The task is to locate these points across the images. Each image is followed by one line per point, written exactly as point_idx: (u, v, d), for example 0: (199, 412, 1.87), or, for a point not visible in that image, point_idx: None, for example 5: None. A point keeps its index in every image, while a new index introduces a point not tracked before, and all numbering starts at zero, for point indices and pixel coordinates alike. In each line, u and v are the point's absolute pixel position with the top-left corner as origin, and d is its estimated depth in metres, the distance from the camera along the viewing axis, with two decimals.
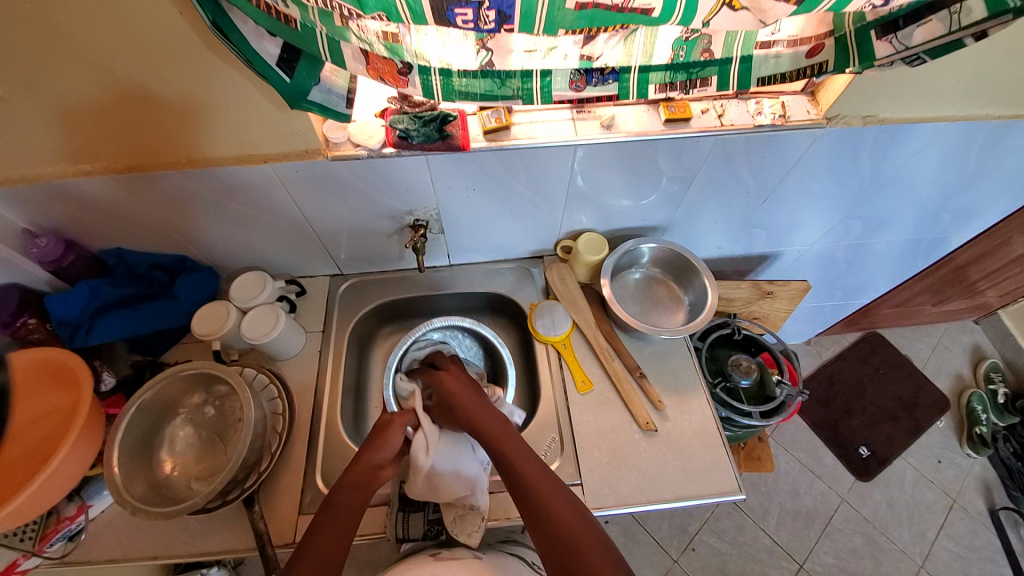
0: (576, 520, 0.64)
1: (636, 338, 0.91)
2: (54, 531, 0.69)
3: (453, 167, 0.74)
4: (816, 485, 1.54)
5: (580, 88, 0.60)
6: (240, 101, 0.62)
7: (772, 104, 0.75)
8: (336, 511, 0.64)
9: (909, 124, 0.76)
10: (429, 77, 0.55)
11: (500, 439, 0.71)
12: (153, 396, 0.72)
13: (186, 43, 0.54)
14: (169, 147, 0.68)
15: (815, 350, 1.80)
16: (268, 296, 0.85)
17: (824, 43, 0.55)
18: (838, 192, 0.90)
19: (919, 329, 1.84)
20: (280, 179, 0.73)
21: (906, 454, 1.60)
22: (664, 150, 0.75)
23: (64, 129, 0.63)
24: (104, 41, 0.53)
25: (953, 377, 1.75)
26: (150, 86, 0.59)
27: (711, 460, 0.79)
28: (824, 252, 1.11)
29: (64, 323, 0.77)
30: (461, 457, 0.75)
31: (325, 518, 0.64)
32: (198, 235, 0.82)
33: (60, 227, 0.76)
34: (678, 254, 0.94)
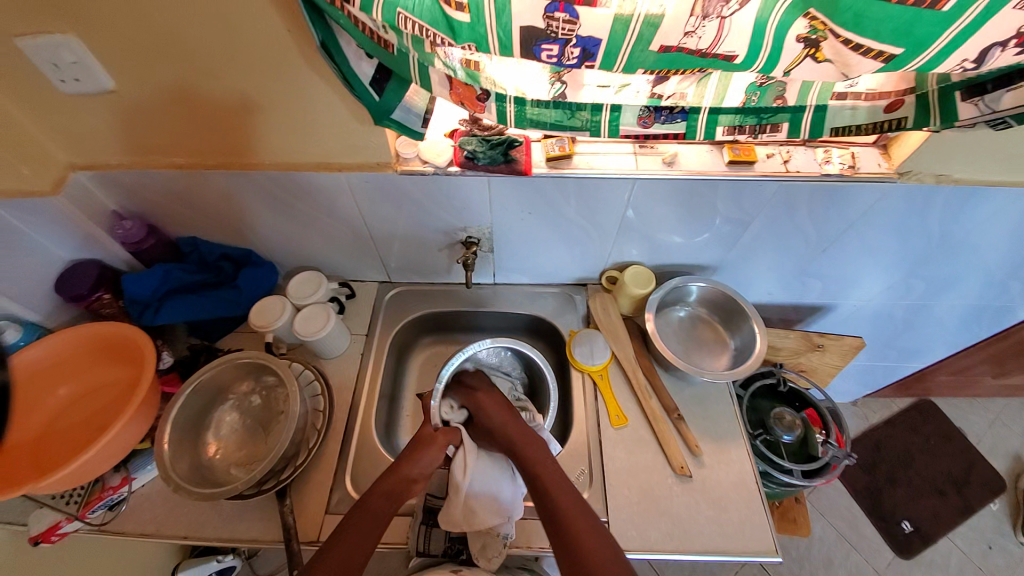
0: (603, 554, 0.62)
1: (676, 378, 0.90)
2: (97, 498, 0.73)
3: (512, 190, 0.76)
4: (853, 558, 1.43)
5: (648, 124, 0.61)
6: (324, 113, 0.67)
7: (841, 154, 0.74)
8: (364, 513, 0.66)
9: (984, 186, 0.73)
10: (504, 104, 0.58)
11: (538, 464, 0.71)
12: (207, 379, 0.75)
13: (289, 58, 0.59)
14: (252, 149, 0.73)
15: (860, 412, 1.70)
16: (321, 297, 0.88)
17: (904, 99, 0.55)
18: (902, 249, 0.87)
19: (978, 402, 1.71)
20: (348, 187, 0.77)
21: (957, 537, 1.48)
22: (724, 191, 0.75)
23: (167, 125, 0.69)
24: (218, 50, 0.58)
25: (1015, 459, 1.62)
26: (247, 93, 0.64)
27: (747, 514, 0.75)
28: (880, 309, 1.06)
29: (136, 301, 0.82)
30: (500, 484, 0.74)
31: (352, 518, 0.66)
32: (265, 231, 0.87)
33: (144, 213, 0.83)
34: (727, 296, 0.92)
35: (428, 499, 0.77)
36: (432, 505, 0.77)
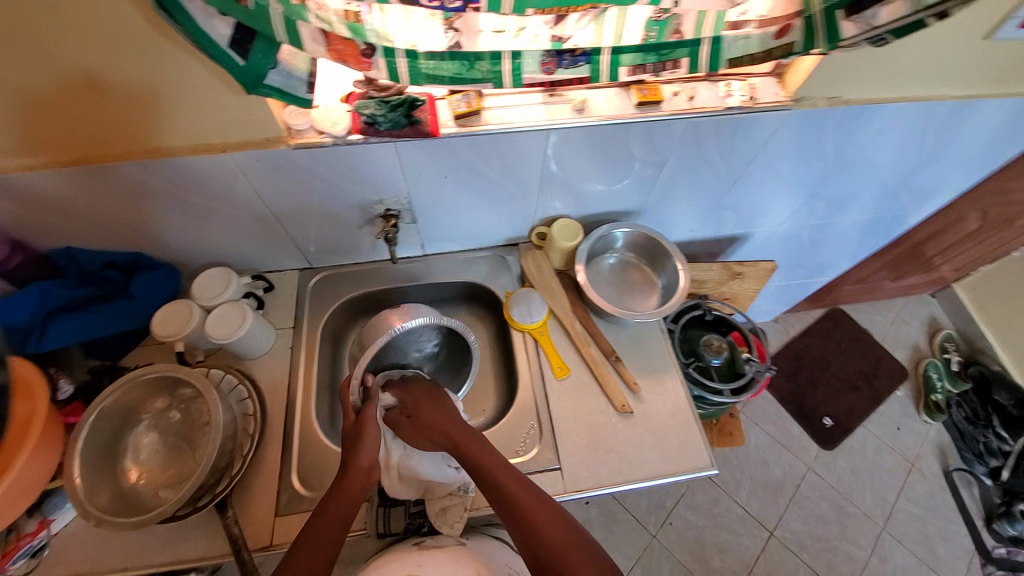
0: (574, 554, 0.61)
1: (612, 323, 0.92)
2: (14, 548, 0.65)
3: (422, 154, 0.71)
4: (785, 456, 1.60)
5: (552, 70, 0.58)
6: (192, 86, 0.58)
7: (741, 86, 0.75)
8: (323, 519, 0.63)
9: (869, 105, 0.78)
10: (395, 59, 0.53)
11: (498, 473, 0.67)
12: (111, 403, 0.68)
13: (135, 26, 0.50)
14: (123, 139, 0.63)
15: (783, 327, 1.87)
16: (233, 294, 0.81)
17: (792, 24, 0.56)
18: (805, 174, 0.92)
19: (879, 304, 1.93)
20: (239, 170, 0.69)
21: (868, 423, 1.69)
22: (637, 134, 0.75)
23: (3, 121, 0.58)
24: (36, 20, 0.48)
25: (910, 349, 1.85)
26: (95, 73, 0.54)
27: (687, 438, 0.81)
28: (791, 232, 1.14)
29: (14, 330, 0.71)
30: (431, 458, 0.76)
31: (311, 528, 0.62)
32: (154, 230, 0.77)
33: (2, 227, 0.71)
34: (651, 238, 0.95)
35: (382, 483, 0.77)
36: (388, 487, 0.76)
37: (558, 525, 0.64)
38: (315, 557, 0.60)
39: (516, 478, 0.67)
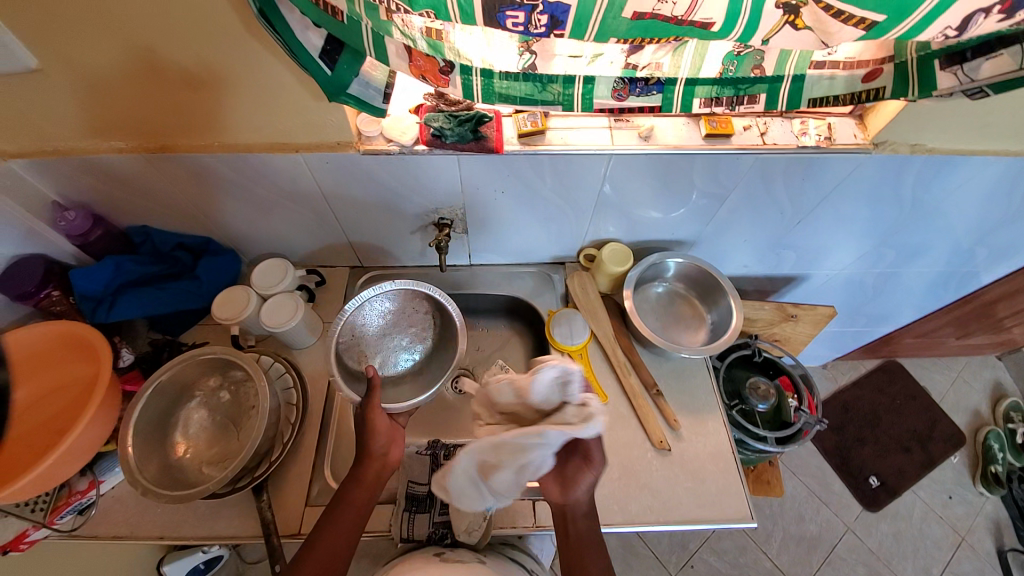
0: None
1: (654, 354, 0.90)
2: (65, 503, 0.69)
3: (483, 168, 0.72)
4: (823, 513, 1.51)
5: (622, 97, 0.58)
6: (276, 89, 0.62)
7: (817, 125, 0.72)
8: (343, 507, 0.65)
9: (955, 155, 0.73)
10: (470, 77, 0.54)
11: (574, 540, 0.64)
12: (169, 378, 0.72)
13: (231, 30, 0.54)
14: (200, 130, 0.68)
15: (830, 375, 1.76)
16: (288, 285, 0.85)
17: (882, 68, 0.54)
18: (874, 219, 0.87)
19: (939, 361, 1.79)
20: (309, 169, 0.72)
21: (919, 488, 1.57)
22: (701, 165, 0.73)
23: (101, 107, 0.63)
24: (149, 21, 0.52)
25: (972, 413, 1.71)
26: (187, 68, 0.58)
27: (724, 484, 0.77)
28: (851, 278, 1.08)
29: (87, 298, 0.77)
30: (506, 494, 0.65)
31: (334, 513, 0.65)
32: (224, 217, 0.82)
33: (90, 202, 0.76)
34: (704, 271, 0.92)
35: (410, 487, 0.77)
36: (415, 493, 0.76)
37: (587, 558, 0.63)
38: (334, 547, 0.62)
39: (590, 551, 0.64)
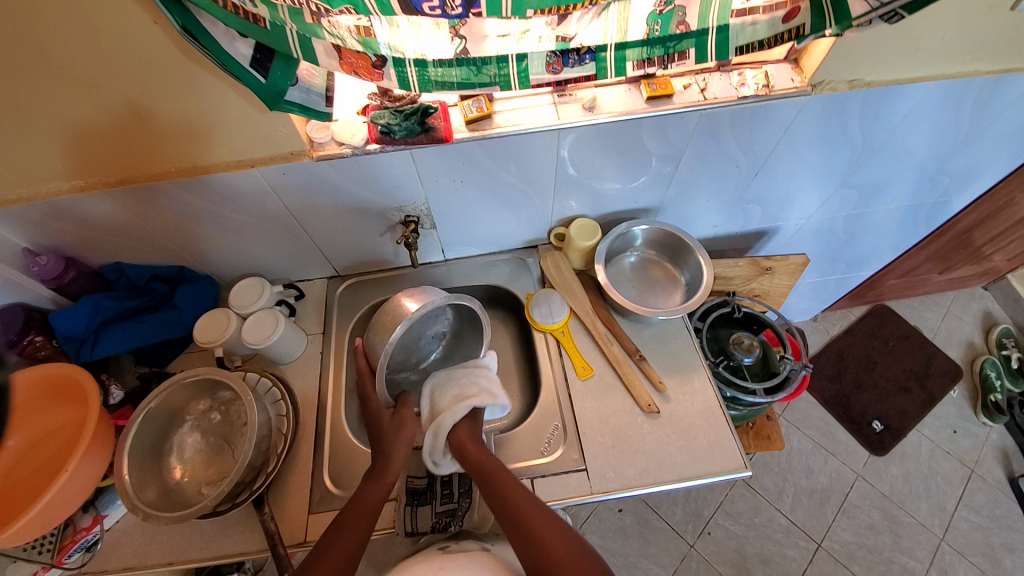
0: (556, 540, 0.61)
1: (634, 322, 0.91)
2: (71, 541, 0.71)
3: (438, 160, 0.74)
4: (831, 462, 1.52)
5: (558, 70, 0.59)
6: (224, 107, 0.63)
7: (755, 75, 0.74)
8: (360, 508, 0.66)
9: (896, 85, 0.75)
10: (404, 69, 0.55)
11: (558, 542, 0.61)
12: (159, 404, 0.72)
13: (167, 56, 0.55)
14: (160, 157, 0.68)
15: (822, 327, 1.78)
16: (266, 302, 0.86)
17: (799, 6, 0.55)
18: (831, 161, 0.89)
19: (928, 299, 1.81)
20: (268, 183, 0.73)
21: (922, 426, 1.58)
22: (649, 129, 0.74)
23: (52, 147, 0.64)
24: (85, 56, 0.53)
25: (966, 345, 1.73)
26: (133, 97, 0.59)
27: (715, 438, 0.79)
28: (822, 224, 1.10)
29: (70, 338, 0.78)
30: (447, 387, 0.77)
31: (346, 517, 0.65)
32: (196, 244, 0.83)
33: (59, 245, 0.77)
34: (671, 234, 0.94)
35: (408, 481, 0.76)
36: (415, 487, 0.76)
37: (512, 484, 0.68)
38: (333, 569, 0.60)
39: (516, 485, 0.67)
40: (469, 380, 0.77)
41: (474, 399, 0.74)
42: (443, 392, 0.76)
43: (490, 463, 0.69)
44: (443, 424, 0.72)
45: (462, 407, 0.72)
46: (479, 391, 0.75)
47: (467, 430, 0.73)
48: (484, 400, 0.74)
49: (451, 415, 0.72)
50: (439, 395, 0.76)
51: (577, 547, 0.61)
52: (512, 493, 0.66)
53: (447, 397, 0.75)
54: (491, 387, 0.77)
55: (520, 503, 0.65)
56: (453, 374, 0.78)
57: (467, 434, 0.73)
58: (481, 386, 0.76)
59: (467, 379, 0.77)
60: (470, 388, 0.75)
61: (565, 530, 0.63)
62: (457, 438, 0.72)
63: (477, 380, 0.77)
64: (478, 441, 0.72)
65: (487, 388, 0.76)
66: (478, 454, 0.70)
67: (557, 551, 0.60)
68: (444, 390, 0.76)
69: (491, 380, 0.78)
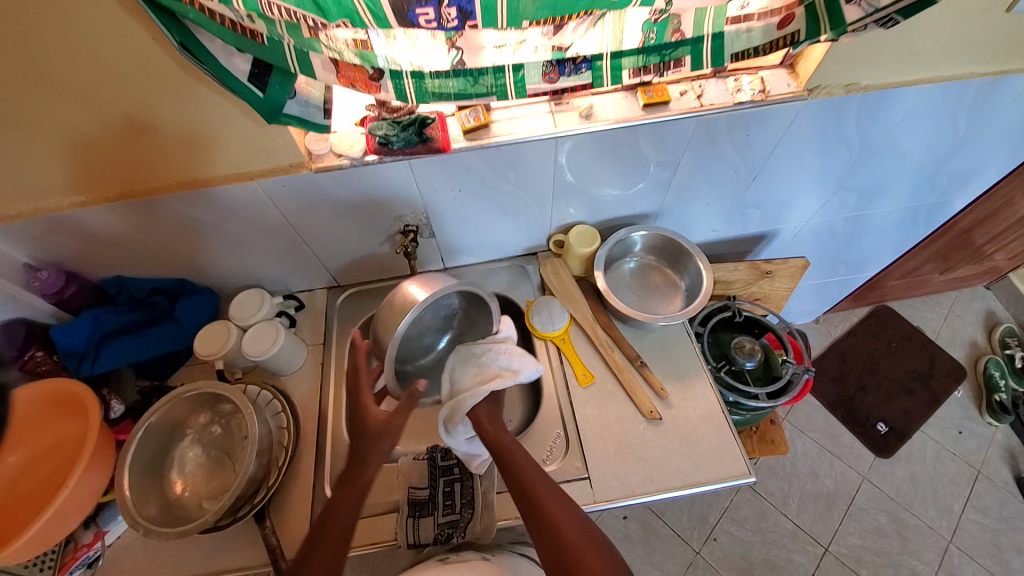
0: (574, 531, 0.62)
1: (635, 328, 0.91)
2: (73, 558, 0.69)
3: (436, 169, 0.74)
4: (836, 465, 1.51)
5: (554, 79, 0.59)
6: (223, 121, 0.63)
7: (751, 80, 0.74)
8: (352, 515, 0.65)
9: (892, 88, 0.75)
10: (401, 81, 0.55)
11: (581, 537, 0.62)
12: (159, 419, 0.72)
13: (166, 71, 0.56)
14: (160, 172, 0.69)
15: (824, 329, 1.78)
16: (265, 313, 0.86)
17: (794, 12, 0.55)
18: (829, 165, 0.89)
19: (930, 300, 1.81)
20: (267, 195, 0.73)
21: (927, 427, 1.57)
22: (646, 136, 0.75)
23: (54, 163, 0.64)
24: (85, 72, 0.54)
25: (969, 345, 1.72)
26: (133, 112, 0.60)
27: (719, 444, 0.78)
28: (821, 227, 1.10)
29: (70, 353, 0.78)
30: (468, 366, 0.75)
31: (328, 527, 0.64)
32: (196, 256, 0.83)
33: (59, 260, 0.77)
34: (671, 239, 0.94)
35: (410, 492, 0.75)
36: (416, 497, 0.75)
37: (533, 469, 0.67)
38: None
39: (536, 471, 0.67)
40: (489, 359, 0.75)
41: (495, 380, 0.73)
42: (465, 369, 0.75)
43: (512, 447, 0.69)
44: (463, 403, 0.70)
45: (482, 389, 0.71)
46: (498, 370, 0.74)
47: (488, 410, 0.72)
48: (507, 379, 0.73)
49: (471, 395, 0.71)
50: (460, 375, 0.75)
51: (593, 539, 0.62)
52: (532, 480, 0.66)
53: (467, 376, 0.74)
54: (512, 362, 0.76)
55: (540, 490, 0.65)
56: (473, 351, 0.77)
57: (487, 414, 0.72)
58: (502, 364, 0.75)
59: (485, 358, 0.75)
60: (490, 369, 0.74)
61: (583, 521, 0.63)
62: (477, 417, 0.71)
63: (498, 357, 0.76)
64: (497, 420, 0.72)
65: (508, 368, 0.75)
66: (499, 439, 0.70)
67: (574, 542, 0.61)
68: (463, 369, 0.75)
69: (512, 356, 0.76)
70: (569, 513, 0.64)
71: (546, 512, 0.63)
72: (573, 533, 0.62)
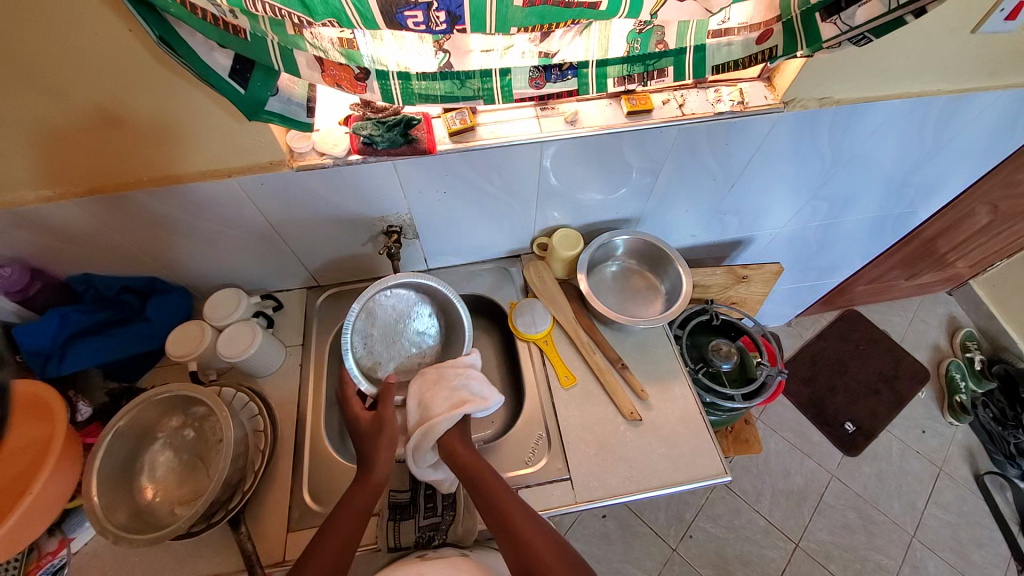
0: (544, 546, 0.62)
1: (617, 331, 0.92)
2: (37, 566, 0.67)
3: (421, 171, 0.74)
4: (807, 464, 1.56)
5: (540, 85, 0.60)
6: (201, 116, 0.62)
7: (730, 92, 0.76)
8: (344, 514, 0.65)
9: (863, 103, 0.78)
10: (387, 81, 0.54)
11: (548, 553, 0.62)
12: (127, 423, 0.70)
13: (141, 63, 0.54)
14: (135, 167, 0.67)
15: (796, 331, 1.83)
16: (243, 313, 0.84)
17: (772, 28, 0.56)
18: (803, 174, 0.92)
19: (896, 304, 1.89)
20: (246, 193, 0.72)
21: (892, 427, 1.64)
22: (629, 142, 0.76)
23: (20, 155, 0.61)
24: (56, 61, 0.52)
25: (932, 348, 1.81)
26: (109, 107, 0.58)
27: (697, 444, 0.80)
28: (795, 234, 1.14)
29: (34, 354, 0.74)
30: (439, 389, 0.76)
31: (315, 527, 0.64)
32: (171, 255, 0.81)
33: (24, 256, 0.74)
34: (652, 244, 0.96)
35: (390, 496, 0.75)
36: (397, 501, 0.75)
37: (503, 489, 0.68)
38: None
39: (506, 490, 0.68)
40: (459, 384, 0.76)
41: (467, 406, 0.73)
42: (434, 393, 0.76)
43: (483, 468, 0.69)
44: (435, 429, 0.71)
45: (455, 413, 0.72)
46: (468, 394, 0.75)
47: (459, 434, 0.73)
48: (477, 406, 0.73)
49: (445, 421, 0.72)
50: (429, 398, 0.76)
51: (561, 553, 0.62)
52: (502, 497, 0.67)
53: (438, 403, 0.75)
54: (482, 390, 0.77)
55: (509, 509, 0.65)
56: (444, 375, 0.78)
57: (458, 439, 0.73)
58: (472, 390, 0.76)
59: (456, 382, 0.77)
60: (460, 394, 0.75)
61: (553, 539, 0.64)
62: (448, 442, 0.72)
63: (468, 383, 0.77)
64: (471, 448, 0.72)
65: (478, 393, 0.76)
66: (472, 460, 0.70)
67: (543, 553, 0.62)
68: (434, 394, 0.76)
69: (481, 384, 0.77)
70: (539, 529, 0.64)
71: (520, 534, 0.63)
72: (541, 547, 0.62)
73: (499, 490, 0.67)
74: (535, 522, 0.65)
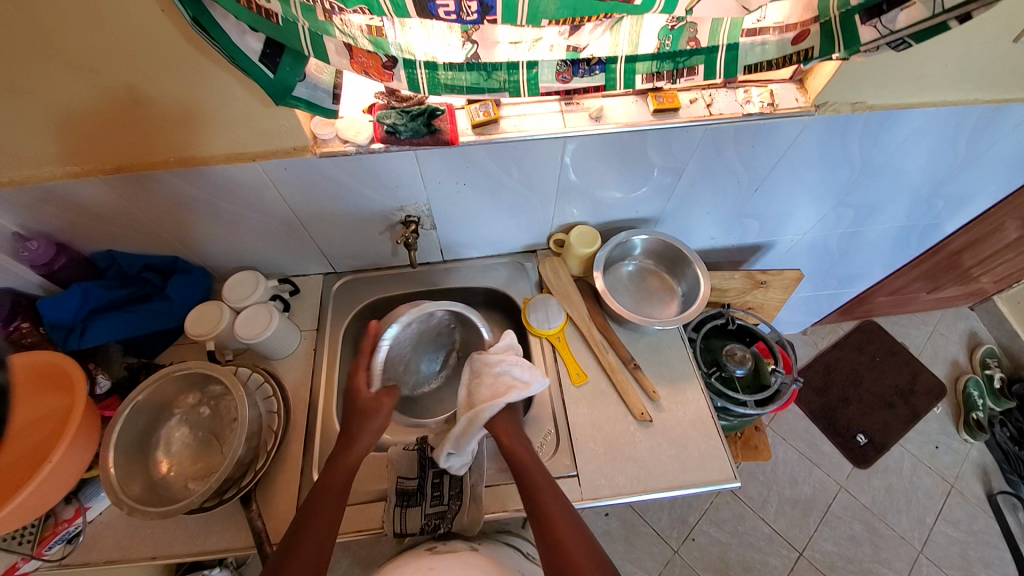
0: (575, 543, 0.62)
1: (630, 331, 0.92)
2: (52, 533, 0.69)
3: (442, 161, 0.73)
4: (815, 473, 1.54)
5: (567, 79, 0.59)
6: (227, 100, 0.62)
7: (760, 93, 0.75)
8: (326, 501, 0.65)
9: (897, 110, 0.76)
10: (414, 70, 0.54)
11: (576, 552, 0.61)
12: (145, 398, 0.71)
13: (170, 44, 0.54)
14: (160, 147, 0.67)
15: (811, 340, 1.81)
16: (261, 295, 0.85)
17: (809, 29, 0.55)
18: (830, 181, 0.90)
19: (915, 317, 1.85)
20: (269, 177, 0.72)
21: (905, 441, 1.61)
22: (653, 140, 0.75)
23: (54, 131, 0.62)
24: (90, 39, 0.52)
25: (950, 363, 1.77)
26: (137, 87, 0.59)
27: (706, 448, 0.80)
28: (816, 241, 1.12)
29: (57, 326, 0.76)
30: (484, 376, 0.75)
31: (319, 502, 0.65)
32: (192, 235, 0.82)
33: (51, 230, 0.76)
34: (670, 245, 0.94)
35: (399, 482, 0.75)
36: (405, 488, 0.75)
37: (546, 482, 0.68)
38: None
39: (547, 483, 0.68)
40: (500, 372, 0.75)
41: (508, 394, 0.72)
42: (477, 380, 0.75)
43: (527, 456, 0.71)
44: (480, 416, 0.70)
45: (499, 402, 0.71)
46: (513, 379, 0.74)
47: (503, 421, 0.73)
48: (520, 392, 0.72)
49: (490, 409, 0.70)
50: (474, 387, 0.75)
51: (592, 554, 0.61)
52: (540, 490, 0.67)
53: (479, 394, 0.73)
54: (524, 374, 0.75)
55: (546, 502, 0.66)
56: (484, 363, 0.76)
57: (504, 424, 0.73)
58: (514, 376, 0.74)
59: (499, 369, 0.75)
60: (502, 380, 0.74)
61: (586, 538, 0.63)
62: (498, 428, 0.73)
63: (510, 369, 0.75)
64: (514, 428, 0.74)
65: (519, 378, 0.74)
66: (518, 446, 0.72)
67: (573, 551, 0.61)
68: (480, 382, 0.75)
69: (523, 367, 0.75)
70: (574, 527, 0.64)
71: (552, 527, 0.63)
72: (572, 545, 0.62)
73: (541, 482, 0.68)
74: (572, 519, 0.65)
